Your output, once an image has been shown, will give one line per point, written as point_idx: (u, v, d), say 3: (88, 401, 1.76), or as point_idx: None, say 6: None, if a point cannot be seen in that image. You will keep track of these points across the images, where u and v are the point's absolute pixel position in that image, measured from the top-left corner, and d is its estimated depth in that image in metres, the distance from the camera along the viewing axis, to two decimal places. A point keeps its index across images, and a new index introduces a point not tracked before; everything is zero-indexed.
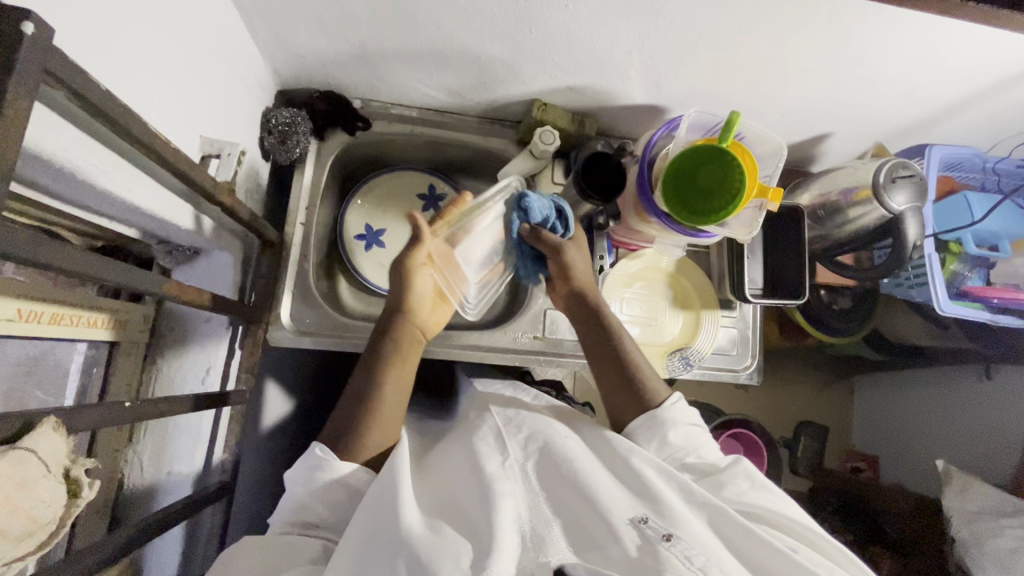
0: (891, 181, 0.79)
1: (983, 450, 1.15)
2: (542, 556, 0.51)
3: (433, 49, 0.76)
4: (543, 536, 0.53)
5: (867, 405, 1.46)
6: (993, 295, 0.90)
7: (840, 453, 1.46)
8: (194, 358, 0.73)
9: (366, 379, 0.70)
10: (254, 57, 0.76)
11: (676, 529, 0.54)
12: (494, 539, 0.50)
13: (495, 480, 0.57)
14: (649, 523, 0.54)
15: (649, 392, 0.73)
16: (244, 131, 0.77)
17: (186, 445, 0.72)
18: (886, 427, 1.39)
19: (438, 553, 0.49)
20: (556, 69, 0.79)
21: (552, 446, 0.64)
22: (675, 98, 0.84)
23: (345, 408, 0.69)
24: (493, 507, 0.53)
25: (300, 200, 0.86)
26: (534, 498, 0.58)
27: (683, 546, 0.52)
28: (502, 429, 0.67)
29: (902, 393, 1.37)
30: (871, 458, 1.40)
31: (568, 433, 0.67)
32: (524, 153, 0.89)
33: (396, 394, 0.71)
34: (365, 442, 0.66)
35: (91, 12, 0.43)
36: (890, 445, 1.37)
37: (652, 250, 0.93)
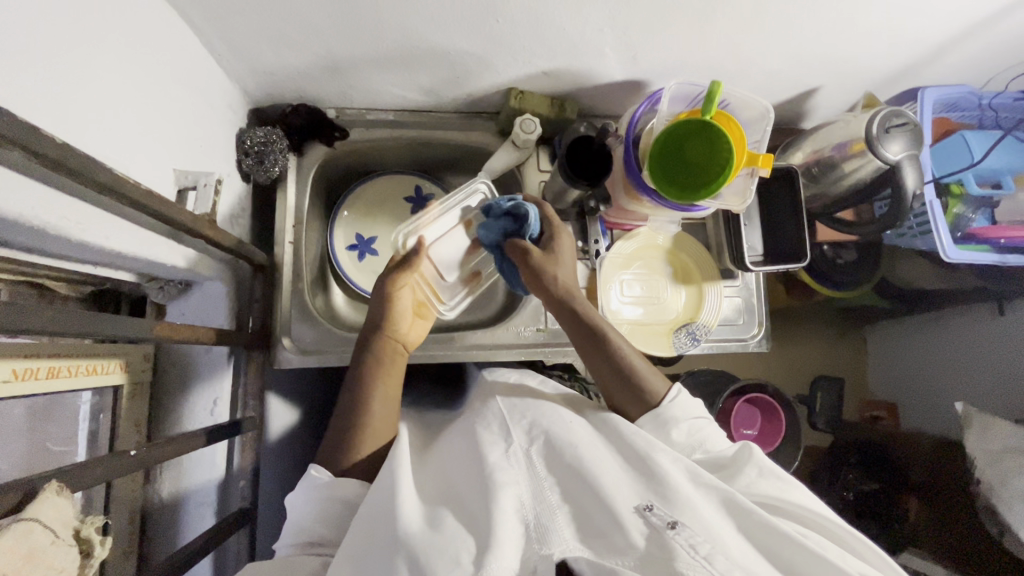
0: (884, 131, 0.76)
1: (996, 389, 1.17)
2: (546, 548, 0.52)
3: (400, 50, 0.73)
4: (547, 526, 0.53)
5: (880, 355, 1.47)
6: (1000, 235, 0.90)
7: (858, 401, 1.46)
8: (199, 391, 0.73)
9: (354, 391, 0.69)
10: (219, 78, 0.74)
11: (682, 516, 0.53)
12: (493, 534, 0.50)
13: (496, 473, 0.56)
14: (654, 510, 0.54)
15: (652, 389, 0.71)
16: (220, 157, 0.75)
17: (202, 477, 0.72)
18: (904, 374, 1.39)
19: (436, 551, 0.49)
20: (529, 55, 0.76)
21: (557, 434, 0.62)
22: (655, 71, 0.81)
23: (337, 421, 0.69)
24: (493, 500, 0.53)
25: (286, 219, 0.84)
26: (538, 485, 0.57)
27: (688, 535, 0.51)
28: (506, 416, 0.66)
29: (919, 341, 1.36)
30: (890, 406, 1.41)
31: (573, 418, 0.66)
32: (506, 145, 0.87)
33: (386, 403, 0.70)
34: (360, 449, 0.66)
35: (34, 64, 0.41)
36: (909, 393, 1.37)
37: (646, 229, 0.91)
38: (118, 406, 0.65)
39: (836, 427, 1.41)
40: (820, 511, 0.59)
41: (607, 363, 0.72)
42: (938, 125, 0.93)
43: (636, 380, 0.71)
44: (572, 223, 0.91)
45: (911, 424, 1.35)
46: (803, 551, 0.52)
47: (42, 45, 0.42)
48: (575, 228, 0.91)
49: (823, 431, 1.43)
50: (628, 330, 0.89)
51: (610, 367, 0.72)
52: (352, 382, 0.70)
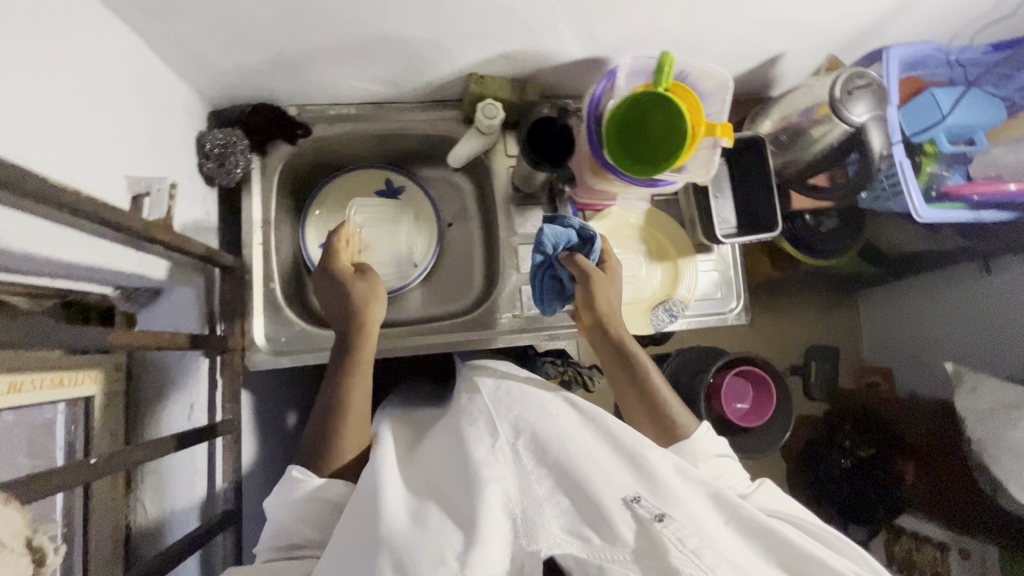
0: (847, 95, 0.76)
1: (990, 352, 1.17)
2: (533, 544, 0.51)
3: (352, 42, 0.72)
4: (534, 520, 0.52)
5: (876, 318, 1.43)
6: (972, 192, 0.89)
7: (852, 370, 1.44)
8: (175, 398, 0.73)
9: (334, 390, 0.70)
10: (171, 83, 0.74)
11: (670, 509, 0.52)
12: (478, 530, 0.50)
13: (481, 470, 0.56)
14: (642, 503, 0.53)
15: (679, 423, 0.70)
16: (178, 163, 0.74)
17: (184, 483, 0.72)
18: (896, 336, 1.38)
19: (421, 548, 0.49)
20: (483, 38, 0.75)
21: (542, 427, 0.61)
22: (614, 47, 0.80)
23: (317, 420, 0.69)
24: (477, 497, 0.53)
25: (254, 221, 0.84)
26: (524, 479, 0.56)
27: (676, 528, 0.50)
28: (490, 411, 0.65)
29: (908, 304, 1.36)
30: (885, 371, 1.39)
31: (560, 410, 0.65)
32: (472, 132, 0.86)
33: (363, 397, 0.70)
34: (341, 446, 0.66)
35: None
36: (900, 356, 1.36)
37: (618, 209, 0.91)
38: (91, 417, 0.65)
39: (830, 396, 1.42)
40: (825, 529, 0.59)
41: (641, 400, 0.72)
42: (907, 84, 0.92)
43: (663, 411, 0.70)
44: (544, 206, 0.91)
45: (907, 388, 1.34)
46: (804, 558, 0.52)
47: None
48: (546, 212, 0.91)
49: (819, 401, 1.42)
50: None
51: (638, 391, 0.72)
52: (331, 383, 0.71)
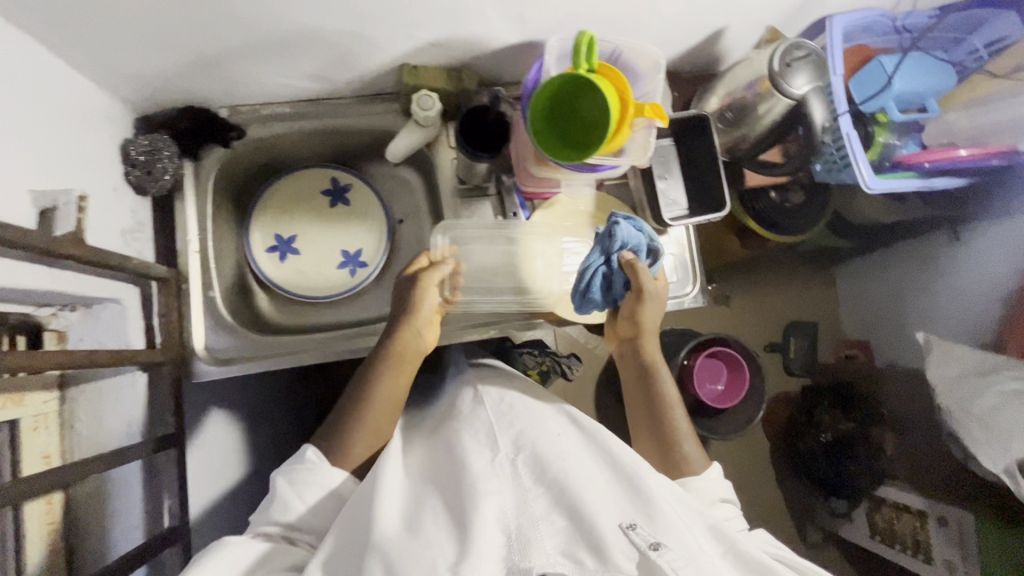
0: (786, 67, 0.73)
1: (964, 316, 1.16)
2: (524, 561, 0.49)
3: (270, 38, 0.70)
4: (528, 536, 0.52)
5: (852, 294, 1.41)
6: (924, 159, 0.87)
7: (833, 344, 1.41)
8: (114, 415, 0.71)
9: (364, 382, 0.71)
10: (87, 90, 0.71)
11: (666, 539, 0.52)
12: (472, 541, 0.50)
13: (481, 481, 0.56)
14: (637, 531, 0.52)
15: (687, 461, 0.70)
16: (102, 174, 0.72)
17: (126, 500, 0.71)
18: (874, 307, 1.38)
19: (411, 560, 0.49)
20: (408, 28, 0.72)
21: (546, 445, 0.61)
22: (548, 30, 0.77)
23: (341, 411, 0.70)
24: (473, 508, 0.53)
25: (190, 228, 0.81)
26: (522, 494, 0.56)
27: (670, 557, 0.49)
28: (495, 427, 0.66)
29: (882, 274, 1.37)
30: (864, 344, 1.38)
31: (561, 430, 0.66)
32: (408, 124, 0.83)
33: (391, 396, 0.71)
34: (354, 443, 0.66)
35: None
36: (881, 329, 1.36)
37: (565, 196, 0.89)
38: (18, 441, 0.63)
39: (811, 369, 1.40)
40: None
41: (646, 415, 0.76)
42: (856, 54, 0.90)
43: (672, 445, 0.72)
44: (490, 198, 0.88)
45: (886, 360, 1.34)
46: None
47: None
48: (493, 204, 0.88)
49: (800, 375, 1.41)
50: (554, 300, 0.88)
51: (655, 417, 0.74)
52: (362, 375, 0.72)
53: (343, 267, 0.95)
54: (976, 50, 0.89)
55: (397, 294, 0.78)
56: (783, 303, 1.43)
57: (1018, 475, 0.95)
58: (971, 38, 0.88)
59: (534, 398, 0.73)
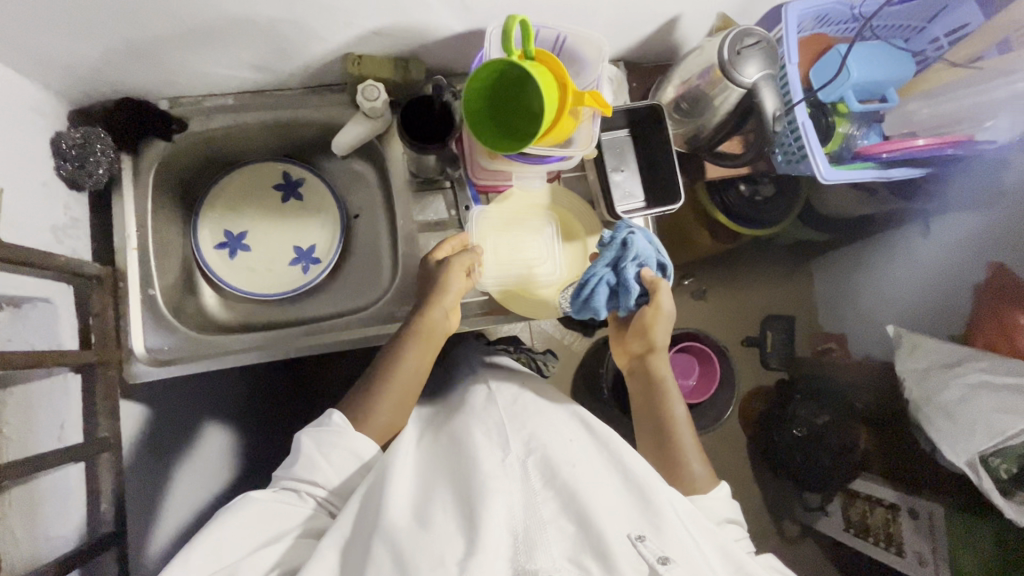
0: (737, 54, 0.72)
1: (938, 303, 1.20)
2: (529, 563, 0.48)
3: (201, 25, 0.67)
4: (534, 539, 0.51)
5: (827, 289, 1.41)
6: (882, 150, 0.85)
7: (809, 338, 1.41)
8: (45, 418, 0.67)
9: (390, 356, 0.73)
10: (14, 80, 0.68)
11: (675, 553, 0.50)
12: (478, 538, 0.49)
13: (491, 479, 0.55)
14: (646, 543, 0.51)
15: (688, 468, 0.70)
16: (28, 167, 0.69)
17: (58, 509, 0.67)
18: (848, 302, 1.39)
19: (417, 555, 0.49)
20: (346, 15, 0.70)
21: (556, 448, 0.60)
22: (494, 17, 0.75)
23: (365, 383, 0.73)
24: (481, 506, 0.52)
25: (128, 224, 0.79)
26: (531, 497, 0.55)
27: (679, 571, 0.48)
28: (507, 428, 0.64)
29: (857, 267, 1.38)
30: (840, 338, 1.39)
31: (575, 436, 0.64)
32: (356, 116, 0.81)
33: (414, 372, 0.73)
34: (378, 416, 0.69)
35: None
36: (854, 324, 1.37)
37: (519, 190, 0.86)
38: None
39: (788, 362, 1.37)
40: None
41: (649, 416, 0.76)
42: (814, 42, 0.89)
43: (673, 451, 0.72)
44: (444, 193, 0.87)
45: (861, 351, 1.35)
46: None
47: None
48: (446, 198, 0.87)
49: (776, 370, 1.39)
50: (506, 295, 0.85)
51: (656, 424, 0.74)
52: (389, 349, 0.74)
53: (296, 263, 0.93)
54: (937, 39, 0.88)
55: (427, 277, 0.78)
56: (758, 297, 1.42)
57: (980, 466, 0.94)
58: (931, 27, 0.88)
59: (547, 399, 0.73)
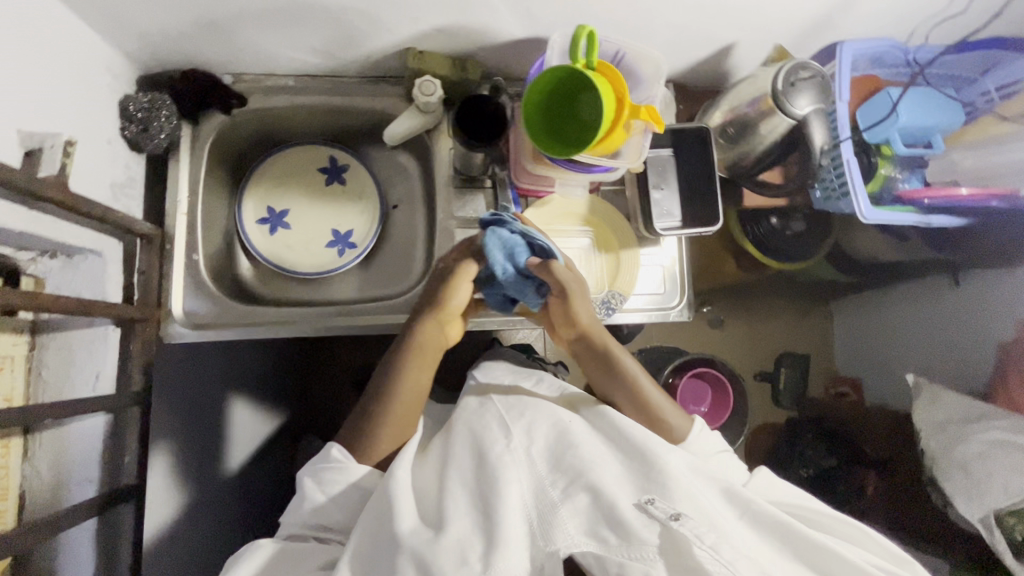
0: (790, 86, 0.73)
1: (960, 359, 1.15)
2: (551, 545, 0.53)
3: (278, 7, 0.70)
4: (550, 521, 0.55)
5: (848, 331, 1.41)
6: (922, 197, 0.86)
7: (825, 379, 1.43)
8: (81, 366, 0.70)
9: (380, 384, 0.72)
10: (91, 41, 0.71)
11: (684, 507, 0.54)
12: (498, 533, 0.53)
13: (500, 471, 0.59)
14: (656, 504, 0.54)
15: (664, 421, 0.71)
16: (96, 125, 0.72)
17: (82, 457, 0.69)
18: (864, 345, 1.38)
19: (441, 553, 0.52)
20: (415, 10, 0.72)
21: (558, 433, 0.64)
22: (555, 27, 0.77)
23: (358, 412, 0.72)
24: (495, 501, 0.55)
25: (181, 189, 0.81)
26: (539, 480, 0.59)
27: (692, 525, 0.52)
28: (506, 416, 0.67)
29: (881, 310, 1.34)
30: (854, 382, 1.38)
31: (573, 416, 0.67)
32: (409, 109, 0.83)
33: (412, 394, 0.72)
34: (380, 442, 0.69)
35: None
36: (870, 368, 1.35)
37: (559, 196, 0.88)
38: None
39: (799, 403, 1.40)
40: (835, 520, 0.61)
41: (629, 399, 0.74)
42: (865, 83, 0.90)
43: (647, 412, 0.72)
44: (486, 191, 0.88)
45: (875, 400, 1.33)
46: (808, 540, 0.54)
47: None
48: (487, 197, 0.88)
49: (787, 408, 1.42)
50: None
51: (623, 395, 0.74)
52: (380, 376, 0.73)
53: (332, 246, 0.94)
54: (988, 92, 0.88)
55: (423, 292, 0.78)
56: (773, 330, 1.44)
57: (993, 526, 0.96)
58: (984, 79, 0.88)
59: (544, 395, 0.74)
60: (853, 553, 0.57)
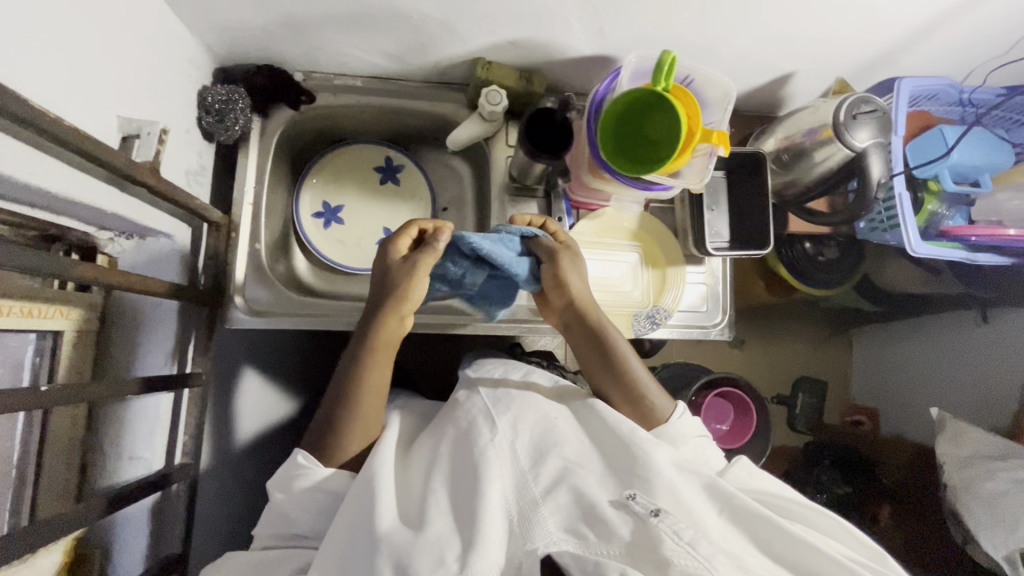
0: (852, 119, 0.75)
1: (980, 394, 1.18)
2: (530, 543, 0.53)
3: (361, 12, 0.72)
4: (530, 518, 0.55)
5: (865, 362, 1.44)
6: (971, 233, 0.87)
7: (840, 407, 1.44)
8: (147, 343, 0.74)
9: (345, 383, 0.70)
10: (180, 34, 0.74)
11: (664, 503, 0.55)
12: (477, 532, 0.53)
13: (484, 466, 0.59)
14: (637, 499, 0.56)
15: (652, 401, 0.73)
16: (178, 114, 0.75)
17: (147, 429, 0.73)
18: (884, 378, 1.40)
19: (421, 552, 0.52)
20: (492, 23, 0.75)
21: (542, 432, 0.64)
22: (622, 46, 0.80)
23: (327, 410, 0.70)
24: (478, 498, 0.56)
25: (247, 180, 0.84)
26: (521, 477, 0.59)
27: (672, 521, 0.53)
28: (491, 409, 0.68)
29: (904, 343, 1.36)
30: (872, 412, 1.40)
31: (558, 414, 0.68)
32: (473, 116, 0.85)
33: (376, 392, 0.70)
34: (353, 442, 0.68)
35: None
36: (889, 400, 1.38)
37: (612, 209, 0.90)
38: (59, 353, 0.64)
39: (814, 428, 1.40)
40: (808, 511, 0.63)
41: (614, 378, 0.75)
42: (916, 119, 0.92)
43: (635, 391, 0.74)
44: (539, 200, 0.91)
45: (891, 430, 1.36)
46: (780, 531, 0.55)
47: None
48: (541, 205, 0.90)
49: (801, 432, 1.42)
50: None
51: (611, 374, 0.75)
52: (343, 373, 0.71)
53: None
54: None
55: (376, 284, 0.73)
56: (795, 354, 1.44)
57: (1018, 564, 0.96)
58: None
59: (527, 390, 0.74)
60: (829, 544, 0.57)
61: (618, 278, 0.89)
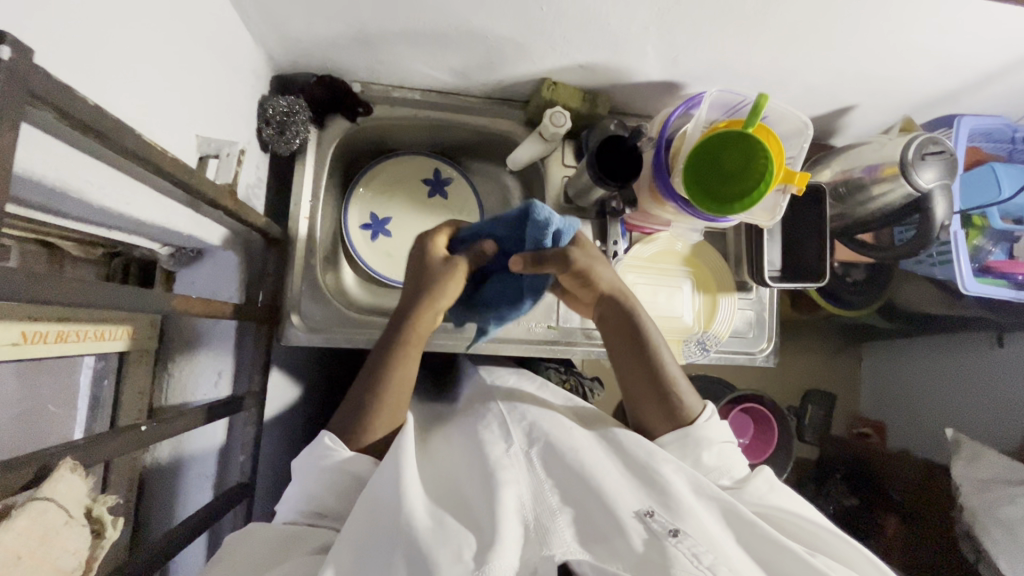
0: (920, 158, 0.75)
1: (990, 419, 1.14)
2: (547, 549, 0.50)
3: (437, 30, 0.70)
4: (547, 527, 0.52)
5: (876, 374, 1.42)
6: (1017, 271, 0.90)
7: (846, 420, 1.44)
8: (205, 362, 0.71)
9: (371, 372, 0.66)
10: (248, 44, 0.71)
11: (684, 525, 0.52)
12: (497, 533, 0.49)
13: (498, 471, 0.56)
14: (655, 517, 0.53)
15: (684, 406, 0.69)
16: (242, 126, 0.73)
17: (202, 451, 0.72)
18: (893, 395, 1.37)
19: (439, 546, 0.48)
20: (568, 46, 0.73)
21: (557, 435, 0.62)
22: (693, 75, 0.79)
23: (350, 399, 0.65)
24: (494, 499, 0.52)
25: (304, 193, 0.82)
26: (538, 488, 0.56)
27: (691, 543, 0.50)
28: (506, 418, 0.65)
29: (913, 364, 1.32)
30: (878, 425, 1.38)
31: (573, 424, 0.66)
32: (533, 135, 0.86)
33: (402, 382, 0.66)
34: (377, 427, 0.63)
35: (77, 28, 0.39)
36: (894, 411, 1.35)
37: (667, 234, 0.90)
38: (123, 372, 0.64)
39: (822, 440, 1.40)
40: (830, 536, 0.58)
41: (645, 374, 0.71)
42: (969, 154, 0.92)
43: (667, 394, 0.69)
44: (592, 221, 0.89)
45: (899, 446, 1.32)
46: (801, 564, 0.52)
47: (90, 6, 0.40)
48: (594, 226, 0.89)
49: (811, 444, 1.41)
50: None
51: (644, 372, 0.71)
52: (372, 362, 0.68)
53: None
54: None
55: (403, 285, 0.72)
56: (808, 366, 1.45)
57: None
58: None
59: (542, 400, 0.72)
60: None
61: (670, 304, 0.90)
